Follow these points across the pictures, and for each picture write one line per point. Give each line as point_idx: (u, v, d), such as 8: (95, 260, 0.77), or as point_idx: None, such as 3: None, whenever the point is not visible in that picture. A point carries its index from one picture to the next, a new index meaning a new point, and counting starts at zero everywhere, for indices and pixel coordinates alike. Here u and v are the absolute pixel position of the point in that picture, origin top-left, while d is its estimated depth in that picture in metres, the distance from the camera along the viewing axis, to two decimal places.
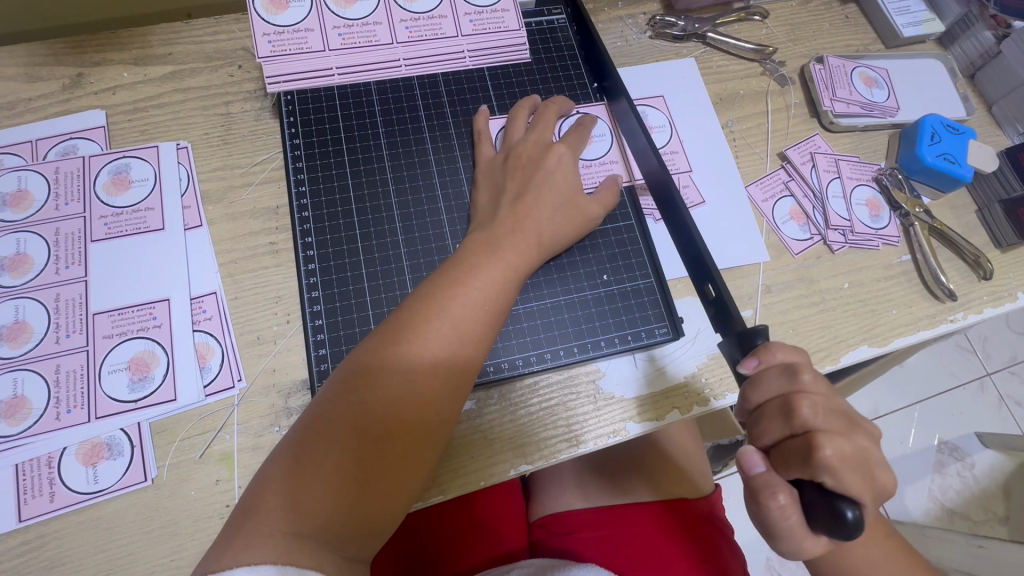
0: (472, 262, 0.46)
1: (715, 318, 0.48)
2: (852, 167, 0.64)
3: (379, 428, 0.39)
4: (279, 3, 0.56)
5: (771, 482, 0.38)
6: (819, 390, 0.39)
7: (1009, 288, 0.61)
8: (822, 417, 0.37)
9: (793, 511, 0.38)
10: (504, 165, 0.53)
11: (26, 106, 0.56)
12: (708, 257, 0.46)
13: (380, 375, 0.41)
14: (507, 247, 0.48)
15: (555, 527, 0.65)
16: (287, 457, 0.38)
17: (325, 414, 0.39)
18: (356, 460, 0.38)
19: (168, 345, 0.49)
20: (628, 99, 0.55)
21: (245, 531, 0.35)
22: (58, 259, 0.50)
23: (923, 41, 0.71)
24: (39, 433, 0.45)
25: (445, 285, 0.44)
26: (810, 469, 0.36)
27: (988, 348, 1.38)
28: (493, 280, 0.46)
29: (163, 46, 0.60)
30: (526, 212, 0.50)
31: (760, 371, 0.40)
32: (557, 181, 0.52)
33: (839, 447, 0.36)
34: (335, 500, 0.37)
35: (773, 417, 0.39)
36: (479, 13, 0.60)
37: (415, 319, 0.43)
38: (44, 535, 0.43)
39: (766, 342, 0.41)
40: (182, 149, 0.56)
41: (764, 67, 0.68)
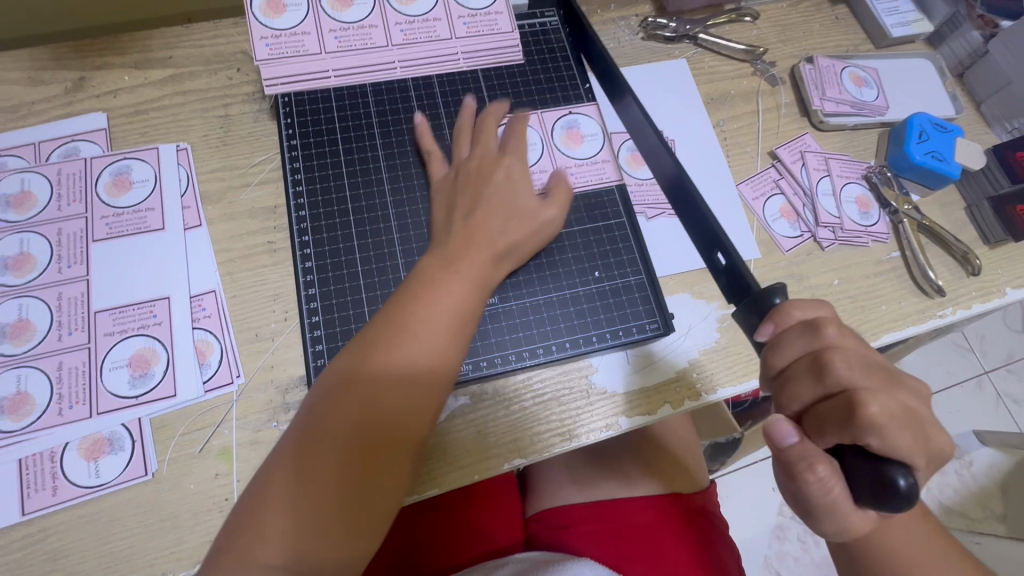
0: (433, 275, 0.46)
1: (726, 290, 0.47)
2: (842, 165, 0.65)
3: (355, 440, 0.41)
4: (277, 6, 0.57)
5: (807, 453, 0.36)
6: (848, 344, 0.38)
7: (998, 284, 0.61)
8: (857, 372, 0.36)
9: (836, 483, 0.36)
10: (455, 182, 0.53)
11: (29, 110, 0.57)
12: (718, 227, 0.45)
13: (355, 389, 0.42)
14: (470, 257, 0.48)
15: (551, 522, 0.66)
16: (272, 474, 0.40)
17: (307, 428, 0.41)
18: (331, 482, 0.39)
19: (168, 343, 0.50)
20: (634, 96, 0.53)
21: (232, 558, 0.38)
22: (61, 259, 0.51)
23: (912, 41, 0.72)
24: (41, 429, 0.46)
25: (412, 298, 0.45)
26: (852, 430, 0.35)
27: (985, 346, 1.39)
28: (457, 291, 0.46)
29: (163, 50, 0.61)
30: (518, 212, 0.51)
31: (780, 334, 0.39)
32: None
33: (883, 404, 0.35)
34: (311, 523, 0.39)
35: (802, 378, 0.38)
36: (473, 15, 0.62)
37: (380, 337, 0.43)
38: (47, 528, 0.44)
39: (784, 300, 0.40)
40: (182, 150, 0.57)
41: (755, 67, 0.69)
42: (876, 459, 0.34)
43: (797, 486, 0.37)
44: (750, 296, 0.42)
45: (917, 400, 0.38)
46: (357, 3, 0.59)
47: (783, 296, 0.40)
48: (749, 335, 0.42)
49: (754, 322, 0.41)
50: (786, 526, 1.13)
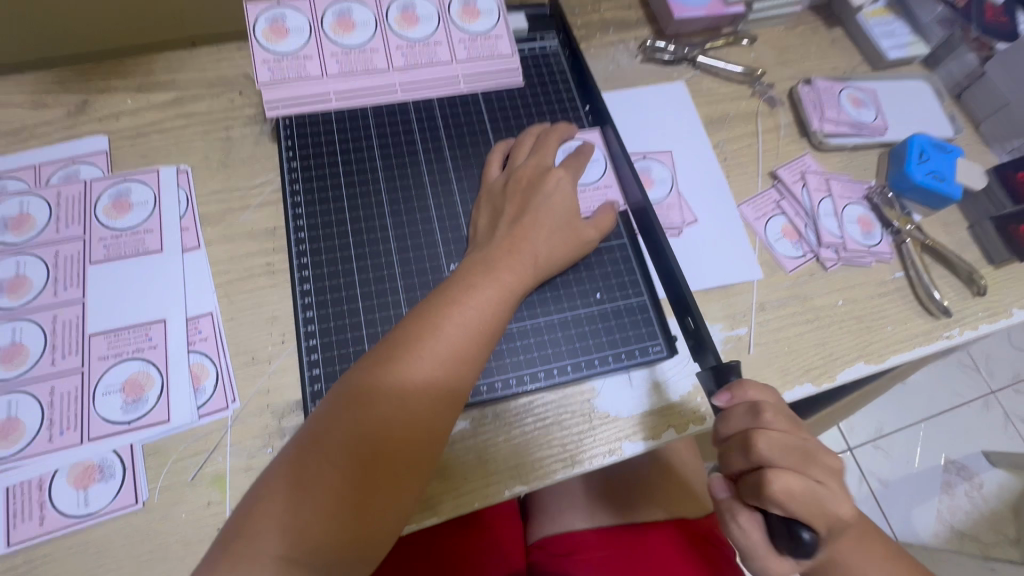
0: (467, 282, 0.46)
1: (692, 352, 0.53)
2: (843, 185, 0.64)
3: (369, 454, 0.39)
4: (280, 31, 0.58)
5: (733, 506, 0.43)
6: (777, 426, 0.41)
7: (1005, 304, 0.61)
8: (779, 452, 0.40)
9: (755, 531, 0.42)
10: (504, 189, 0.54)
11: (31, 133, 0.57)
12: (689, 296, 0.50)
13: (366, 398, 0.40)
14: (502, 267, 0.48)
15: (554, 549, 0.64)
16: (276, 477, 0.38)
17: (315, 434, 0.39)
18: (349, 485, 0.38)
19: (163, 366, 0.49)
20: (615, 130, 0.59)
21: (234, 555, 0.35)
22: (57, 281, 0.51)
23: (909, 63, 0.73)
24: (31, 456, 0.45)
25: (441, 305, 0.44)
26: (761, 500, 0.40)
27: (991, 365, 1.37)
28: (488, 300, 0.46)
29: (166, 74, 0.61)
30: (524, 235, 0.50)
31: (731, 406, 0.43)
32: (555, 203, 0.52)
33: (789, 483, 0.39)
34: (323, 525, 0.37)
35: (733, 452, 0.42)
36: (473, 39, 0.62)
37: (409, 339, 0.43)
38: (33, 560, 0.43)
39: (738, 376, 0.44)
40: (182, 172, 0.57)
41: (754, 89, 0.69)
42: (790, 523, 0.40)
43: (727, 530, 0.44)
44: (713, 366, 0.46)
45: (830, 477, 0.41)
46: (359, 28, 0.60)
47: (738, 372, 0.45)
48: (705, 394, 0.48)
49: (713, 387, 0.46)
50: None
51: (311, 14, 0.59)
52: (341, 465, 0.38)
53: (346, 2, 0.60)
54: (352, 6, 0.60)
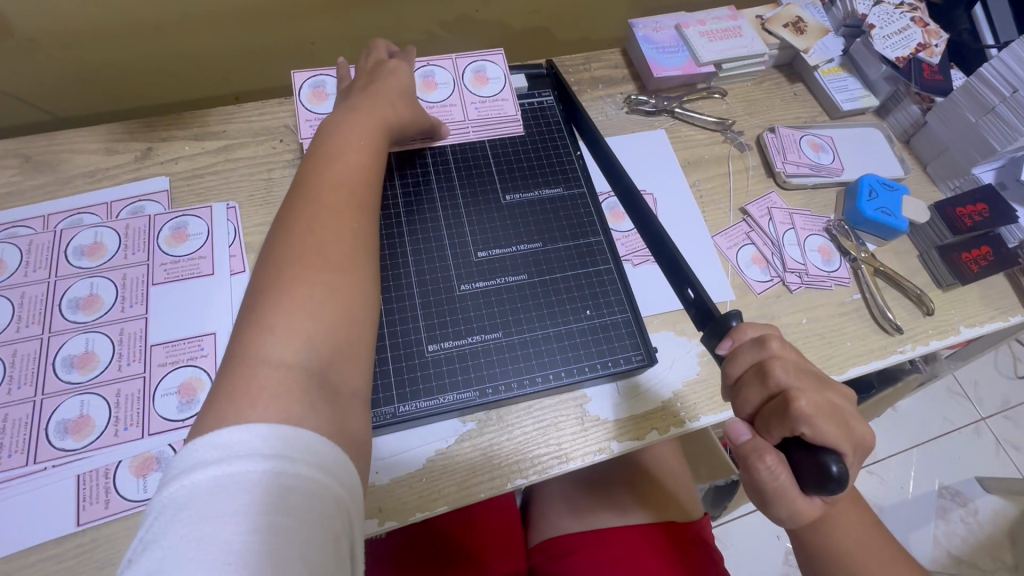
0: (338, 127, 0.54)
1: (695, 320, 0.53)
2: (805, 219, 0.73)
3: (320, 244, 0.44)
4: (321, 95, 0.69)
5: (758, 446, 0.42)
6: (788, 355, 0.43)
7: (952, 322, 0.68)
8: (793, 375, 0.42)
9: (781, 471, 0.41)
10: (348, 92, 0.61)
11: (104, 175, 0.67)
12: (687, 267, 0.53)
13: (300, 226, 0.45)
14: (366, 104, 0.57)
15: (552, 551, 0.70)
16: (248, 332, 0.39)
17: (265, 295, 0.41)
18: (325, 264, 0.43)
19: (213, 372, 0.57)
20: (611, 153, 0.65)
21: (230, 396, 0.36)
22: (124, 299, 0.59)
23: (862, 113, 0.83)
24: (99, 447, 0.52)
25: (328, 144, 0.52)
26: (790, 423, 0.41)
27: (979, 393, 1.43)
28: (365, 127, 0.55)
29: (219, 125, 0.72)
30: (378, 91, 0.60)
31: (734, 348, 0.45)
32: (398, 76, 0.63)
33: (813, 400, 0.41)
34: (301, 326, 0.40)
35: (750, 384, 0.43)
36: (483, 101, 0.74)
37: (311, 167, 0.49)
38: (98, 538, 0.50)
39: (740, 323, 0.46)
40: (232, 208, 0.66)
41: (725, 136, 0.79)
42: (811, 448, 0.40)
43: (751, 476, 0.43)
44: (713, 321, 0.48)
45: (844, 400, 0.44)
46: None
47: (740, 319, 0.47)
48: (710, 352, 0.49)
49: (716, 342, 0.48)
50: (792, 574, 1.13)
51: None
52: (314, 284, 0.42)
53: None
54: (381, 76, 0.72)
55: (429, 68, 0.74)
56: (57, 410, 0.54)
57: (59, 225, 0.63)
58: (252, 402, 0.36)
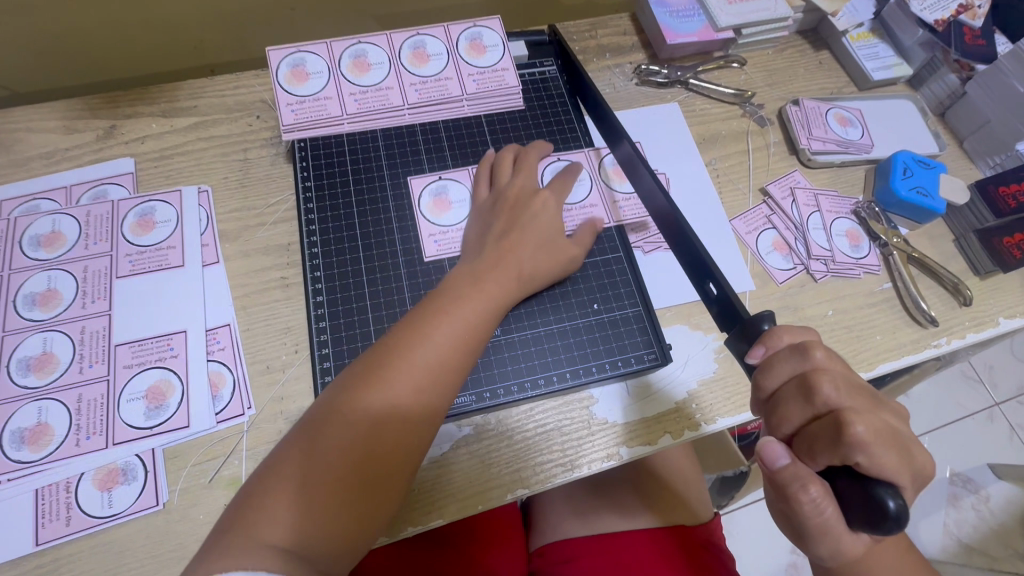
0: (455, 294, 0.49)
1: (718, 317, 0.48)
2: (831, 201, 0.67)
3: (365, 444, 0.42)
4: (301, 75, 0.62)
5: (800, 474, 0.36)
6: (835, 367, 0.38)
7: (991, 313, 0.63)
8: (844, 393, 0.37)
9: (827, 503, 0.36)
10: (493, 206, 0.57)
11: (62, 156, 0.61)
12: (710, 259, 0.47)
13: (368, 390, 0.43)
14: (490, 280, 0.51)
15: (554, 556, 0.66)
16: (306, 438, 0.42)
17: (343, 406, 0.43)
18: (339, 488, 0.40)
19: (183, 375, 0.52)
20: (631, 143, 0.56)
21: (256, 493, 0.40)
22: (85, 295, 0.54)
23: (893, 83, 0.76)
24: (59, 459, 0.48)
25: (428, 316, 0.48)
26: (843, 452, 0.35)
27: (995, 378, 1.37)
28: (472, 311, 0.49)
29: (189, 100, 0.65)
30: (511, 249, 0.53)
31: (769, 357, 0.39)
32: (541, 222, 0.56)
33: (869, 425, 0.36)
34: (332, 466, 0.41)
35: (791, 401, 0.38)
36: (481, 73, 0.66)
37: (399, 346, 0.46)
38: (59, 558, 0.45)
39: (772, 327, 0.41)
40: (203, 192, 0.60)
41: (744, 109, 0.73)
42: (865, 480, 0.35)
43: (790, 506, 0.37)
44: (741, 323, 0.43)
45: (899, 420, 0.39)
46: (374, 68, 0.64)
47: (772, 322, 0.42)
48: (738, 359, 0.44)
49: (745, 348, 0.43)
50: (799, 564, 1.10)
51: (328, 57, 0.64)
52: (326, 500, 0.40)
53: (361, 45, 0.65)
54: (366, 48, 0.64)
55: (563, 163, 0.64)
56: (13, 418, 0.49)
57: (13, 213, 0.57)
58: (275, 506, 0.39)
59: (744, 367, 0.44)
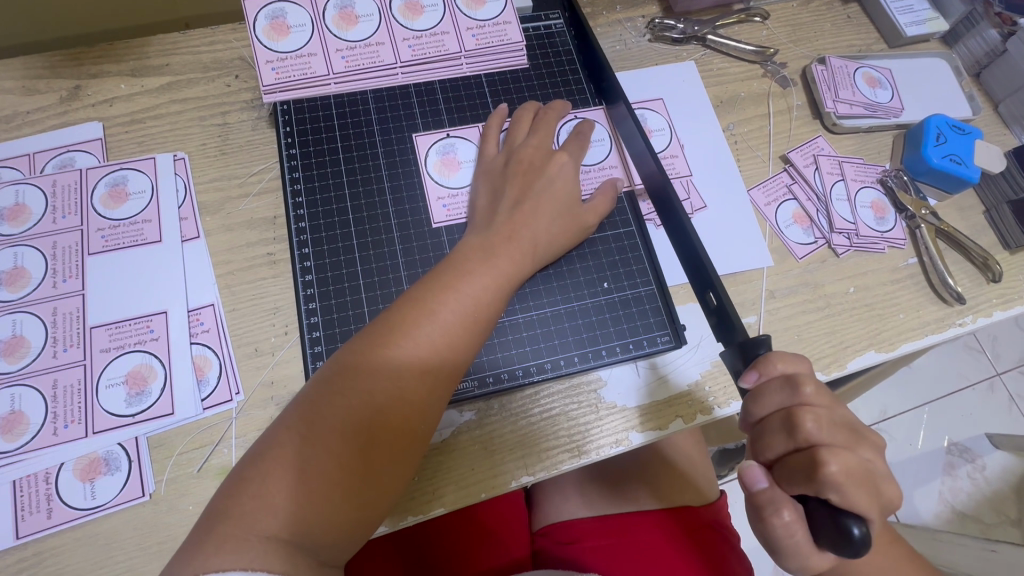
0: (463, 268, 0.46)
1: (716, 327, 0.46)
2: (856, 169, 0.63)
3: (369, 426, 0.39)
4: (281, 28, 0.56)
5: (775, 498, 0.36)
6: (822, 403, 0.37)
7: (1019, 290, 0.59)
8: (826, 430, 0.36)
9: (799, 528, 0.36)
10: (504, 169, 0.53)
11: (23, 119, 0.56)
12: (710, 265, 0.44)
13: (372, 368, 0.40)
14: (501, 254, 0.47)
15: (556, 537, 0.64)
16: (301, 422, 0.39)
17: (342, 387, 0.40)
18: (341, 475, 0.38)
19: (166, 359, 0.49)
20: (629, 109, 0.54)
21: (245, 480, 0.36)
22: (56, 272, 0.50)
23: (927, 40, 0.70)
24: (37, 449, 0.45)
25: (435, 292, 0.44)
26: (815, 487, 0.35)
27: (997, 348, 1.31)
28: (482, 287, 0.45)
29: (160, 57, 0.59)
30: (524, 221, 0.49)
31: (761, 384, 0.38)
32: (557, 189, 0.52)
33: (844, 463, 0.35)
34: (332, 452, 0.38)
35: (775, 433, 0.37)
36: (481, 27, 0.60)
37: (403, 324, 0.42)
38: (43, 552, 0.43)
39: (769, 352, 0.39)
40: (179, 160, 0.56)
41: (765, 69, 0.67)
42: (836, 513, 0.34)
43: (763, 528, 0.37)
44: (739, 342, 0.41)
45: (876, 454, 0.38)
46: (363, 21, 0.58)
47: (768, 347, 0.39)
48: (732, 376, 0.42)
49: (740, 368, 0.41)
50: None
51: (311, 9, 0.58)
52: (327, 487, 0.37)
53: None
54: None
55: (579, 120, 0.59)
56: None
57: None
58: (269, 494, 0.36)
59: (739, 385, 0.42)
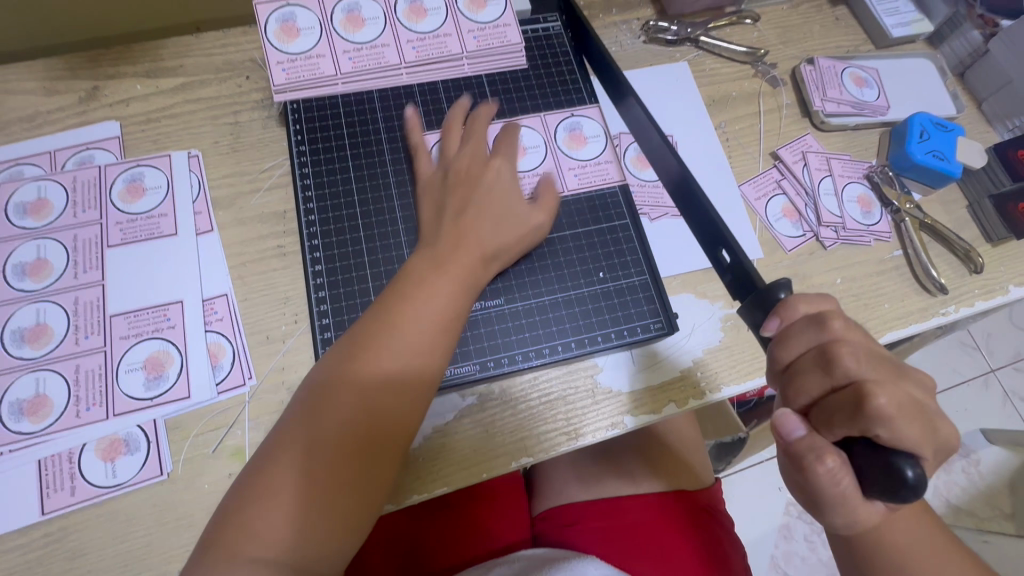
0: (433, 271, 0.48)
1: (731, 287, 0.47)
2: (844, 165, 0.65)
3: (350, 435, 0.42)
4: (291, 31, 0.59)
5: (816, 445, 0.36)
6: (853, 337, 0.38)
7: (1001, 281, 0.62)
8: (864, 366, 0.37)
9: (844, 474, 0.36)
10: (497, 168, 0.55)
11: (44, 119, 0.58)
12: (723, 225, 0.46)
13: (351, 375, 0.43)
14: (461, 253, 0.49)
15: (560, 520, 0.66)
16: (293, 432, 0.42)
17: (327, 395, 0.42)
18: (330, 477, 0.40)
19: (182, 346, 0.51)
20: (638, 100, 0.54)
21: (247, 489, 0.40)
22: (77, 264, 0.53)
23: (913, 41, 0.73)
24: (60, 430, 0.47)
25: (405, 298, 0.46)
26: (860, 424, 0.35)
27: (991, 344, 1.32)
28: (446, 288, 0.47)
29: (174, 59, 0.62)
30: None
31: (785, 329, 0.39)
32: None
33: (891, 395, 0.36)
34: (319, 457, 0.41)
35: (809, 371, 0.38)
36: (482, 29, 0.62)
37: (375, 331, 0.45)
38: (67, 527, 0.45)
39: (788, 296, 0.40)
40: (193, 157, 0.58)
41: (756, 69, 0.70)
42: (882, 450, 0.35)
43: (806, 478, 0.37)
44: (756, 291, 0.42)
45: (923, 392, 0.39)
46: (369, 24, 0.60)
47: (788, 291, 0.41)
48: (752, 330, 0.43)
49: (758, 318, 0.42)
50: (793, 525, 1.12)
51: (320, 13, 0.60)
52: (319, 490, 0.40)
53: None
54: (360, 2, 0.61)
55: (575, 118, 0.62)
56: (10, 389, 0.48)
57: None
58: (266, 500, 0.39)
59: (759, 339, 0.43)
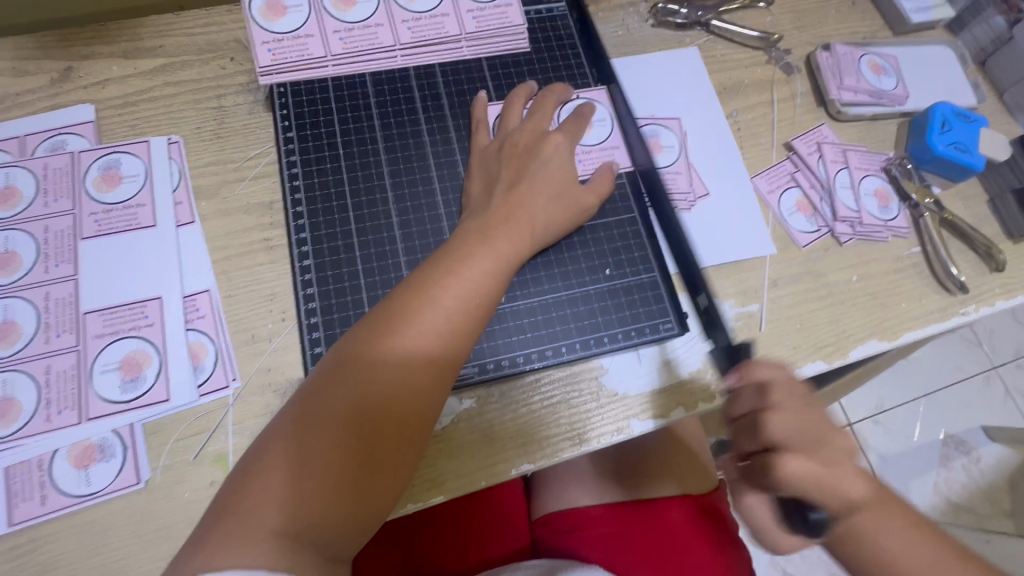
0: (462, 253, 0.45)
1: (705, 331, 0.52)
2: (860, 157, 0.62)
3: (372, 417, 0.39)
4: (278, 9, 0.55)
5: (746, 491, 0.40)
6: (792, 403, 0.41)
7: (1023, 280, 0.59)
8: (794, 431, 0.40)
9: None
10: (498, 152, 0.52)
11: (13, 101, 0.55)
12: (700, 276, 0.49)
13: (374, 356, 0.40)
14: (498, 236, 0.47)
15: (556, 525, 0.63)
16: (304, 412, 0.38)
17: (345, 377, 0.39)
18: (344, 465, 0.37)
19: (161, 345, 0.48)
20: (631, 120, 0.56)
21: (249, 472, 0.36)
22: (48, 257, 0.49)
23: (932, 28, 0.69)
24: (29, 435, 0.44)
25: (437, 277, 0.43)
26: (779, 482, 0.39)
27: (994, 341, 1.30)
28: (483, 271, 0.44)
29: (154, 39, 0.58)
30: (520, 200, 0.49)
31: (736, 387, 0.42)
32: (552, 170, 0.51)
33: (807, 460, 0.39)
34: (333, 443, 0.37)
35: (746, 432, 0.41)
36: (482, 9, 0.59)
37: (406, 310, 0.41)
38: (36, 539, 0.43)
39: (750, 357, 0.45)
40: (174, 143, 0.54)
41: (769, 55, 0.66)
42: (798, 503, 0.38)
43: None
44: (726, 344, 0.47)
45: None
46: (362, 2, 0.57)
47: (750, 350, 0.45)
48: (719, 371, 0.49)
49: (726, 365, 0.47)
50: None
51: None
52: (329, 477, 0.36)
53: None
54: None
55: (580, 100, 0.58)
56: None
57: None
58: (269, 485, 0.35)
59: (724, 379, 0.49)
